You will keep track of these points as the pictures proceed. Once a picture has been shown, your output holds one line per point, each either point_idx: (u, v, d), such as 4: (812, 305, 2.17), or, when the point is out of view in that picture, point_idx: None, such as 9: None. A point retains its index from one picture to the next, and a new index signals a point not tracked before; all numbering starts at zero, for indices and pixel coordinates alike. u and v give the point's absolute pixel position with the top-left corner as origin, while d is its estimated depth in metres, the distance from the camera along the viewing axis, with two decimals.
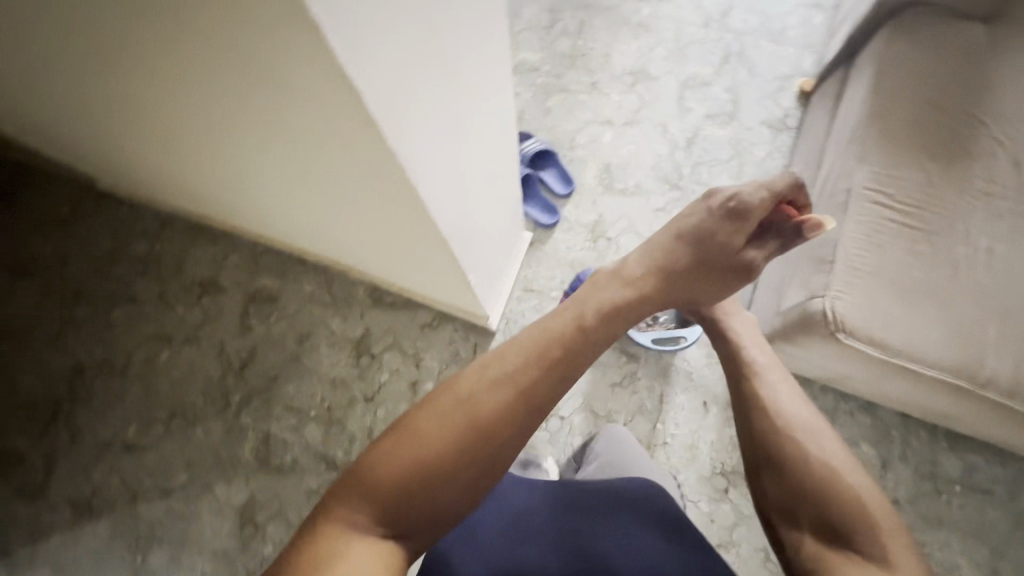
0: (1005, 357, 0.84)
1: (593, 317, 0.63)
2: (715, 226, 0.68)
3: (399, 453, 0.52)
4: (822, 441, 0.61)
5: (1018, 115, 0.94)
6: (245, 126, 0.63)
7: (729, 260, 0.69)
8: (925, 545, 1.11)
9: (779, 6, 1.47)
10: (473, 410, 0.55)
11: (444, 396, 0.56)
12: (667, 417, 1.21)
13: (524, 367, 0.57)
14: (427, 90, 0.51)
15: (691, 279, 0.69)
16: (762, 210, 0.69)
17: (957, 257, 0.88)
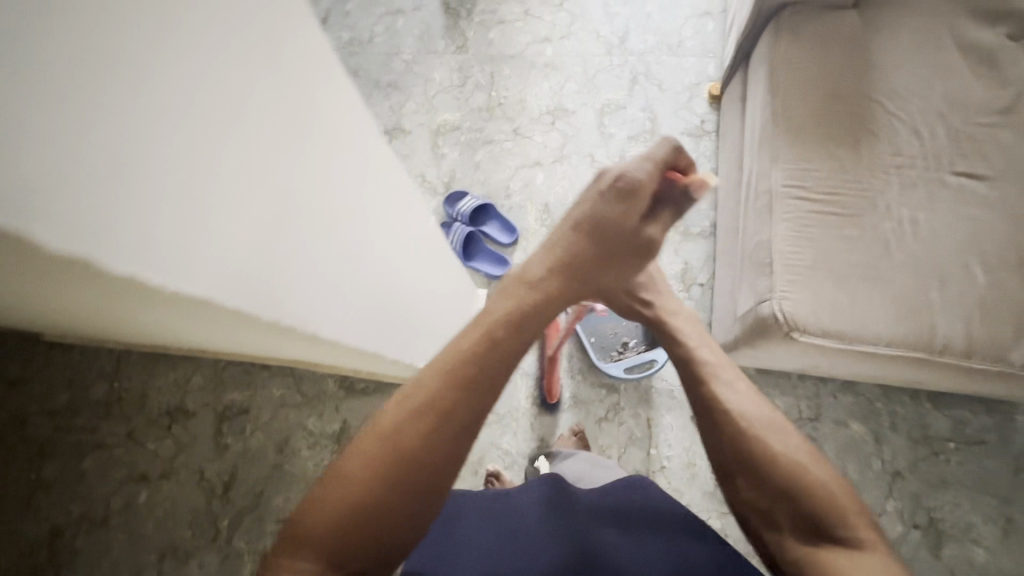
0: (953, 319, 0.86)
1: (503, 330, 0.56)
2: (608, 212, 0.60)
3: (331, 499, 0.49)
4: (780, 433, 0.61)
5: (907, 86, 0.99)
6: (126, 314, 0.58)
7: (627, 244, 0.62)
8: (936, 509, 1.12)
9: (672, 21, 1.53)
10: (396, 448, 0.50)
11: (367, 434, 0.52)
12: (659, 440, 1.20)
13: (441, 394, 0.52)
14: (284, 217, 0.40)
15: (595, 271, 0.63)
16: (643, 181, 0.60)
17: (885, 233, 0.90)
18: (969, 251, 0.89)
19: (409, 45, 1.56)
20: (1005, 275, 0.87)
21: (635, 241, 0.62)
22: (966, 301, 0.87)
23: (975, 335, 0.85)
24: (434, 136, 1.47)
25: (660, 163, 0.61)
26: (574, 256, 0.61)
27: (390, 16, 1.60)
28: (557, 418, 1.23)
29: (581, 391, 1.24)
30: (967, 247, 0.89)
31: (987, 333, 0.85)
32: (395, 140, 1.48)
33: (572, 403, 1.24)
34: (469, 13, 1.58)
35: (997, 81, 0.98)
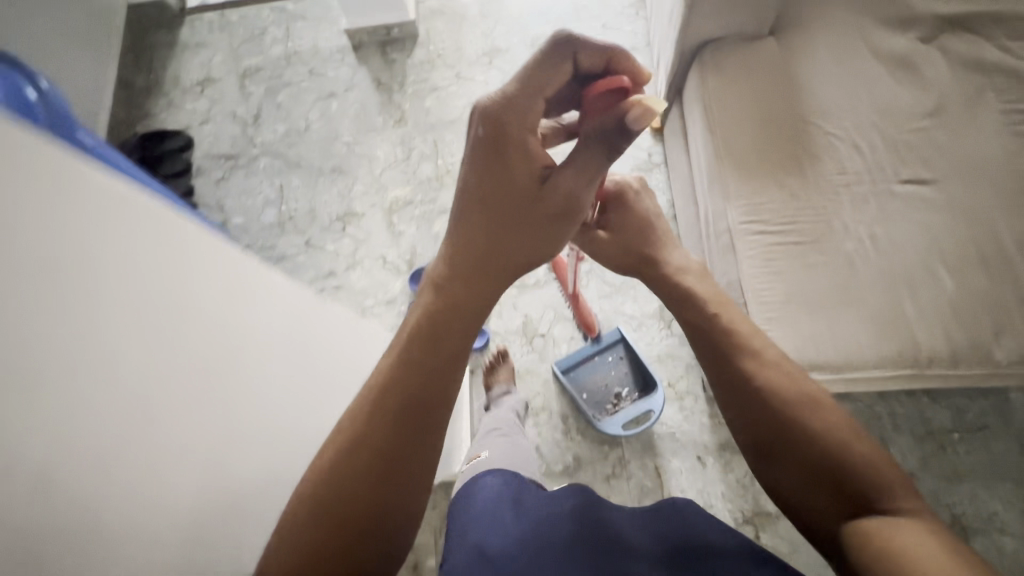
0: (933, 329, 0.86)
1: (419, 343, 0.54)
2: (488, 160, 0.56)
3: (278, 554, 0.48)
4: (821, 411, 0.61)
5: (837, 103, 1.01)
6: None
7: (527, 193, 0.57)
8: (957, 505, 1.11)
9: None
10: (336, 491, 0.49)
11: (306, 482, 0.50)
12: (672, 488, 1.16)
13: (369, 426, 0.51)
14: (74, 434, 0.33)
15: (501, 242, 0.58)
16: (516, 110, 0.55)
17: (849, 253, 0.91)
18: (932, 256, 0.90)
19: (347, 127, 1.55)
20: (970, 276, 0.88)
21: (549, 186, 0.57)
22: (940, 308, 0.87)
23: (956, 341, 0.85)
24: (388, 214, 1.45)
25: (539, 82, 0.55)
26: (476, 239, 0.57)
27: (323, 101, 1.59)
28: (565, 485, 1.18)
29: (584, 451, 1.21)
30: (929, 253, 0.90)
31: (968, 337, 0.85)
32: (349, 225, 1.45)
33: (577, 466, 1.20)
34: (401, 86, 1.57)
35: (918, 84, 1.01)
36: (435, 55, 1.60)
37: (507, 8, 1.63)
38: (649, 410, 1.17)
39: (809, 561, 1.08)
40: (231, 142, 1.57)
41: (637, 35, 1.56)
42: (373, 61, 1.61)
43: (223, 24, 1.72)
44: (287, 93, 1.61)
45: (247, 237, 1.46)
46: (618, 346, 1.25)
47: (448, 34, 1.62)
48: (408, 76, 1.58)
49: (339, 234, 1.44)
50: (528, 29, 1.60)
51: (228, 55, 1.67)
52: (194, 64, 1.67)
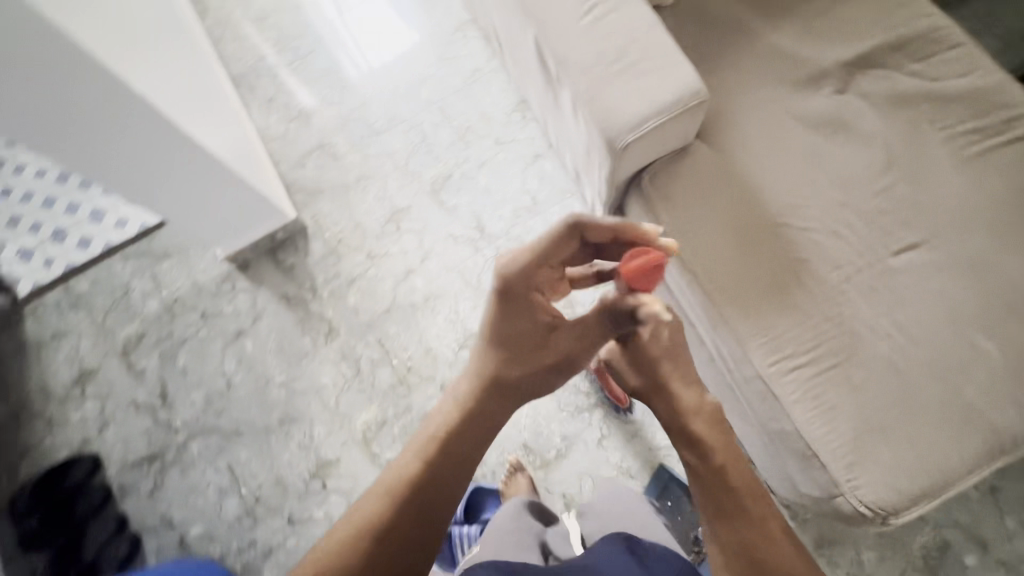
0: (1001, 405, 0.82)
1: (464, 413, 0.73)
2: (517, 295, 0.73)
3: (340, 541, 0.63)
4: (770, 507, 0.70)
5: (796, 195, 0.95)
6: None
7: (540, 325, 0.75)
8: None
9: (512, 181, 1.41)
10: (369, 534, 0.64)
11: (349, 522, 0.65)
12: None
13: (421, 464, 0.69)
14: None
15: (509, 360, 0.74)
16: (527, 276, 0.72)
17: (888, 357, 0.86)
18: (962, 326, 0.86)
19: (275, 364, 1.33)
20: (1004, 331, 0.85)
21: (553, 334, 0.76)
22: (997, 380, 0.83)
23: None
24: (365, 446, 1.26)
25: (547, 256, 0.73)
26: (488, 359, 0.75)
27: (234, 345, 1.36)
28: None
29: None
30: (957, 323, 0.86)
31: None
32: (329, 478, 1.24)
33: None
34: (314, 292, 1.37)
35: (858, 142, 0.97)
36: (335, 241, 1.41)
37: (388, 160, 1.47)
38: None
39: None
40: (146, 438, 1.31)
41: (534, 138, 1.44)
42: (269, 276, 1.40)
43: (71, 301, 1.42)
44: (187, 352, 1.36)
45: (219, 546, 1.23)
46: (674, 487, 1.17)
47: (338, 212, 1.43)
48: (317, 278, 1.38)
49: (323, 495, 1.24)
50: (420, 175, 1.44)
51: (95, 336, 1.39)
52: (58, 363, 1.38)
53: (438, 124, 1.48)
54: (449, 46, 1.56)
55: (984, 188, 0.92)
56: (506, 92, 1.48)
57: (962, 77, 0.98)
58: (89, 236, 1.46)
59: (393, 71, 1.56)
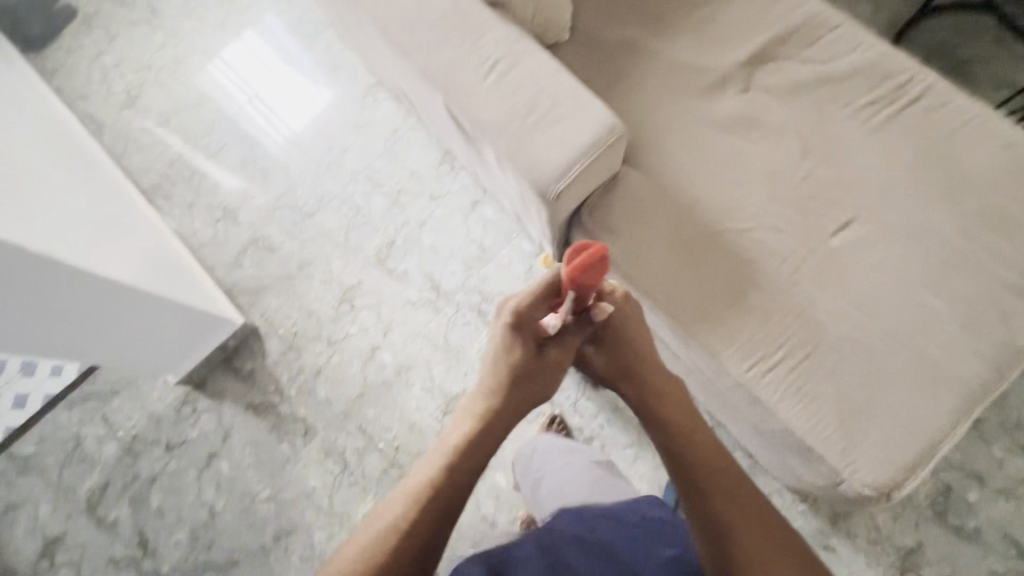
0: (965, 358, 0.86)
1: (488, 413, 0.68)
2: (525, 324, 0.70)
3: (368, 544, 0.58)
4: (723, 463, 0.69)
5: (730, 199, 0.98)
6: None
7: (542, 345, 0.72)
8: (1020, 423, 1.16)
9: (455, 233, 1.39)
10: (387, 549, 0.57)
11: (372, 525, 0.59)
12: None
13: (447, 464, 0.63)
14: None
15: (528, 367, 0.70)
16: (533, 308, 0.70)
17: (852, 336, 0.88)
18: (910, 291, 0.90)
19: (257, 479, 1.26)
20: (947, 286, 0.90)
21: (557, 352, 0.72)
22: (954, 335, 0.87)
23: (987, 355, 0.86)
24: None
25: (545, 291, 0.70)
26: (501, 370, 0.70)
27: (209, 469, 1.28)
28: None
29: None
30: (905, 288, 0.90)
31: (991, 343, 0.86)
32: None
33: None
34: (282, 393, 1.32)
35: (772, 135, 1.01)
36: (292, 336, 1.36)
37: (327, 241, 1.43)
38: None
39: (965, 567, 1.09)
40: None
41: (468, 187, 1.43)
42: (231, 388, 1.33)
43: (20, 467, 1.32)
44: (160, 490, 1.27)
45: None
46: None
47: (288, 305, 1.39)
48: (281, 378, 1.33)
49: None
50: (363, 248, 1.41)
51: (54, 498, 1.28)
52: (18, 539, 1.26)
53: (369, 193, 1.46)
54: (362, 114, 1.54)
55: (897, 155, 0.97)
56: (429, 147, 1.48)
57: (851, 54, 1.04)
58: (23, 393, 1.37)
59: (311, 150, 1.53)
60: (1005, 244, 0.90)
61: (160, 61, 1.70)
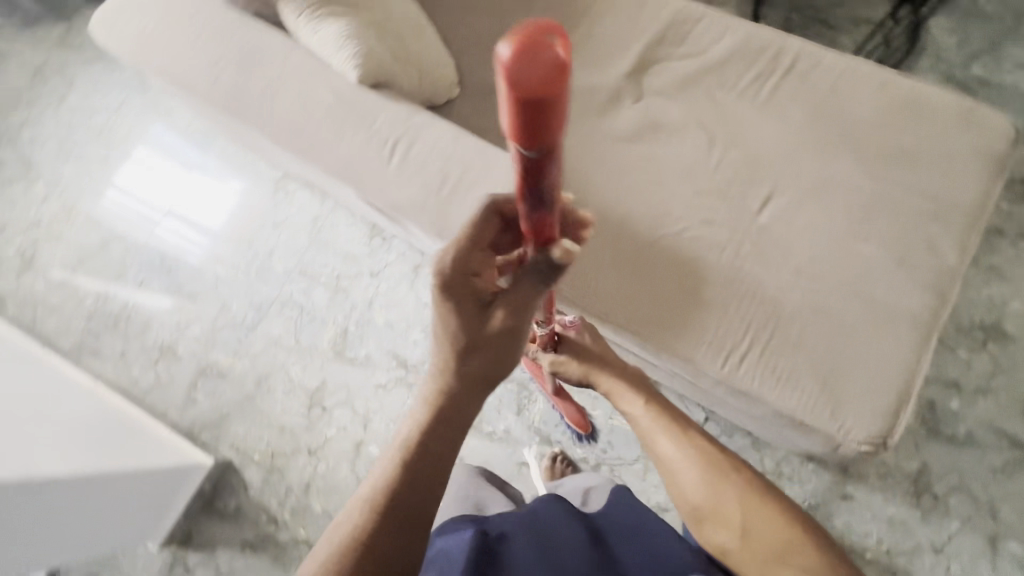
0: (909, 292, 0.90)
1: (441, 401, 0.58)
2: (462, 273, 0.57)
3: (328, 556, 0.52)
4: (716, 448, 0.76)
5: (655, 205, 1.00)
6: None
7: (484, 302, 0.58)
8: (973, 324, 1.23)
9: (406, 301, 1.37)
10: (346, 560, 0.51)
11: (337, 535, 0.54)
12: (862, 543, 1.12)
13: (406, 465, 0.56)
14: None
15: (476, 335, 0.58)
16: (466, 259, 0.57)
17: (806, 303, 0.92)
18: (844, 245, 0.94)
19: None
20: (873, 230, 0.94)
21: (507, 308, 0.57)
22: (893, 275, 0.92)
23: (926, 284, 0.91)
24: None
25: (476, 233, 0.57)
26: (446, 341, 0.59)
27: None
28: None
29: None
30: (837, 244, 0.94)
31: (926, 272, 0.91)
32: None
33: None
34: (275, 521, 1.24)
35: (676, 134, 1.05)
36: (269, 457, 1.29)
37: (277, 349, 1.37)
38: None
39: (971, 473, 1.14)
40: None
41: (405, 253, 1.40)
42: (220, 532, 1.25)
43: None
44: None
45: None
46: None
47: (256, 427, 1.32)
48: (270, 506, 1.25)
49: None
50: (317, 345, 1.36)
51: None
52: None
53: (308, 288, 1.41)
54: (278, 210, 1.49)
55: (792, 121, 1.02)
56: (355, 224, 1.44)
57: (723, 39, 1.09)
58: None
59: (235, 261, 1.47)
60: (909, 176, 0.96)
61: (47, 214, 1.60)
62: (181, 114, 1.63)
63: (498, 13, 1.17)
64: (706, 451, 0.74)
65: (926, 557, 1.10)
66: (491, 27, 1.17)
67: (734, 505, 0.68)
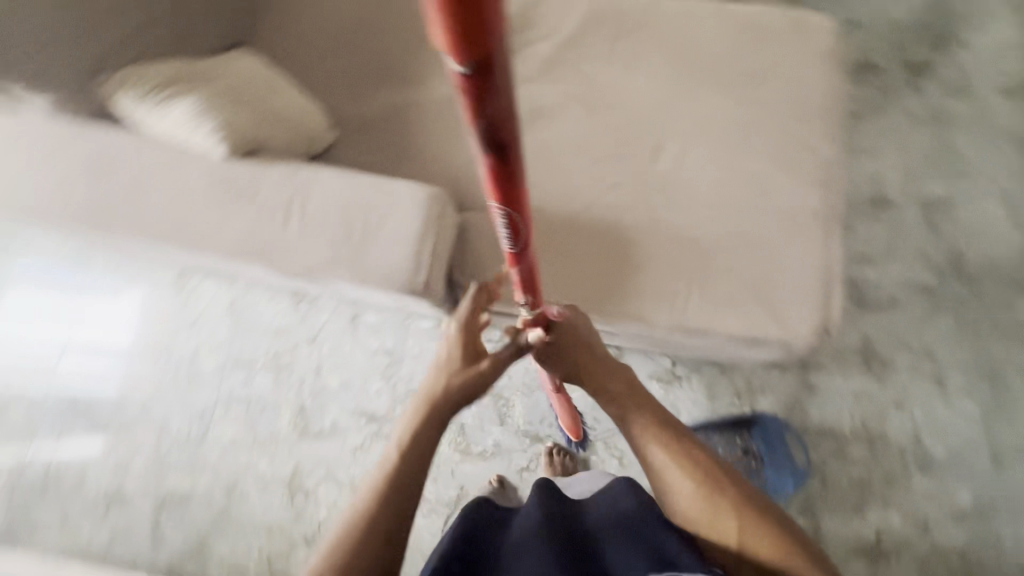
0: (803, 192, 0.98)
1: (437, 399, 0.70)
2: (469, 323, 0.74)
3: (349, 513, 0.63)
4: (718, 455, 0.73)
5: (560, 185, 1.03)
6: None
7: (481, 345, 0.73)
8: (863, 201, 1.37)
9: (354, 355, 1.32)
10: (362, 513, 0.61)
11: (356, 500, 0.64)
12: (839, 425, 1.22)
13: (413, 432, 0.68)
14: None
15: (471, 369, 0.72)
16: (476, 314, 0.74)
17: (723, 230, 0.97)
18: (736, 168, 1.01)
19: None
20: (757, 147, 1.02)
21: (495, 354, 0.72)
22: (785, 181, 0.99)
23: (814, 180, 0.99)
24: None
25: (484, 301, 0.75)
26: (444, 365, 0.73)
27: None
28: (826, 534, 1.15)
29: (795, 503, 1.18)
30: (731, 169, 1.01)
31: (811, 170, 1.00)
32: None
33: (810, 517, 1.17)
34: None
35: (557, 114, 1.08)
36: (265, 563, 1.20)
37: (236, 450, 1.28)
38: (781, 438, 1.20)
39: (903, 328, 1.26)
40: None
41: (338, 308, 1.35)
42: None
43: None
44: None
45: None
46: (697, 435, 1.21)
47: (242, 538, 1.22)
48: None
49: None
50: (278, 431, 1.28)
51: None
52: None
53: (247, 377, 1.33)
54: (188, 309, 1.39)
55: (655, 72, 1.08)
56: (276, 297, 1.37)
57: (570, 14, 1.13)
58: None
59: (159, 377, 1.35)
60: (769, 90, 1.05)
61: None
62: (43, 242, 1.47)
63: (351, 48, 1.16)
64: (706, 466, 0.70)
65: (891, 414, 1.21)
66: (348, 63, 1.15)
67: (733, 518, 0.65)
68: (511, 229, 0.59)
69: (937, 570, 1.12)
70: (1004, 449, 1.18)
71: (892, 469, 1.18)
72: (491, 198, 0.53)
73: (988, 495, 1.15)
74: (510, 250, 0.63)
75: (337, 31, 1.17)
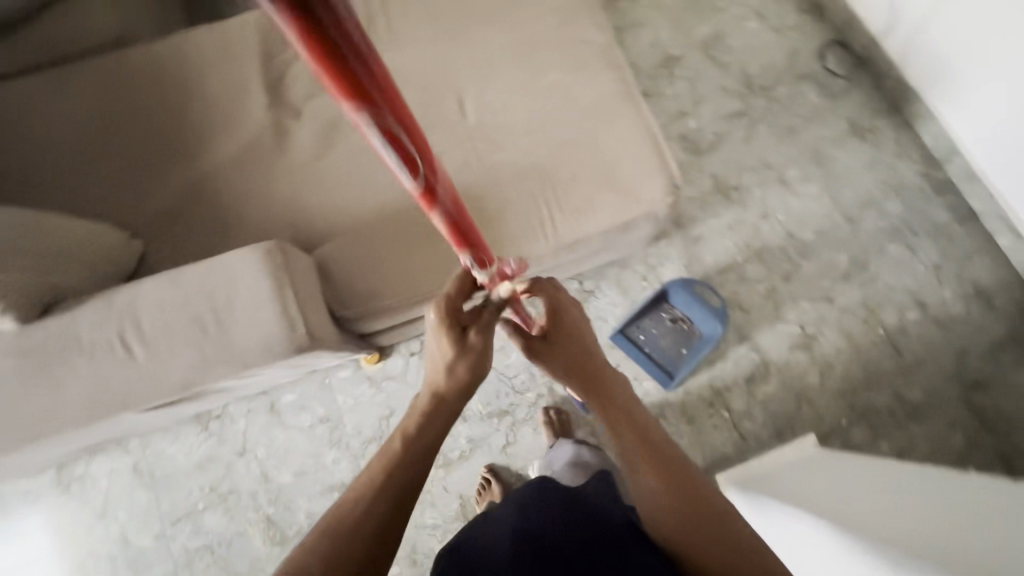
0: (599, 78, 1.04)
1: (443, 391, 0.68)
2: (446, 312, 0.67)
3: (362, 478, 0.62)
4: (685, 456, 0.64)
5: (393, 179, 1.02)
6: None
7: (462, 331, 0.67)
8: (657, 67, 1.49)
9: (292, 440, 1.23)
10: (378, 479, 0.62)
11: (366, 471, 0.63)
12: (731, 257, 1.35)
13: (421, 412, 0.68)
14: None
15: (462, 356, 0.67)
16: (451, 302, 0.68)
17: (552, 144, 1.02)
18: (535, 86, 1.05)
19: None
20: (543, 59, 1.06)
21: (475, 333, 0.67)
22: (580, 76, 1.05)
23: (603, 64, 1.05)
24: None
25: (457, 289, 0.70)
26: (434, 360, 0.68)
27: None
28: (766, 347, 1.29)
29: (731, 337, 1.30)
30: (531, 89, 1.05)
31: (595, 56, 1.06)
32: None
33: (747, 340, 1.30)
34: None
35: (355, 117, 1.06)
36: None
37: None
38: (694, 293, 1.27)
39: (737, 154, 1.41)
40: None
41: (251, 407, 1.25)
42: None
43: None
44: None
45: None
46: (630, 329, 1.29)
47: None
48: None
49: None
50: (257, 556, 1.18)
51: None
52: None
53: (195, 526, 1.20)
54: (89, 499, 1.21)
55: (422, 37, 1.09)
56: (180, 433, 1.24)
57: None
58: None
59: None
60: (527, 7, 1.09)
61: None
62: None
63: (113, 154, 1.05)
64: (703, 491, 0.59)
65: (763, 226, 1.36)
66: (117, 167, 1.05)
67: (701, 525, 0.57)
68: (401, 143, 0.42)
69: (854, 326, 1.29)
70: (852, 207, 1.37)
71: (785, 268, 1.34)
72: (347, 110, 0.36)
73: (858, 249, 1.34)
74: (413, 179, 0.47)
75: (86, 144, 1.06)
